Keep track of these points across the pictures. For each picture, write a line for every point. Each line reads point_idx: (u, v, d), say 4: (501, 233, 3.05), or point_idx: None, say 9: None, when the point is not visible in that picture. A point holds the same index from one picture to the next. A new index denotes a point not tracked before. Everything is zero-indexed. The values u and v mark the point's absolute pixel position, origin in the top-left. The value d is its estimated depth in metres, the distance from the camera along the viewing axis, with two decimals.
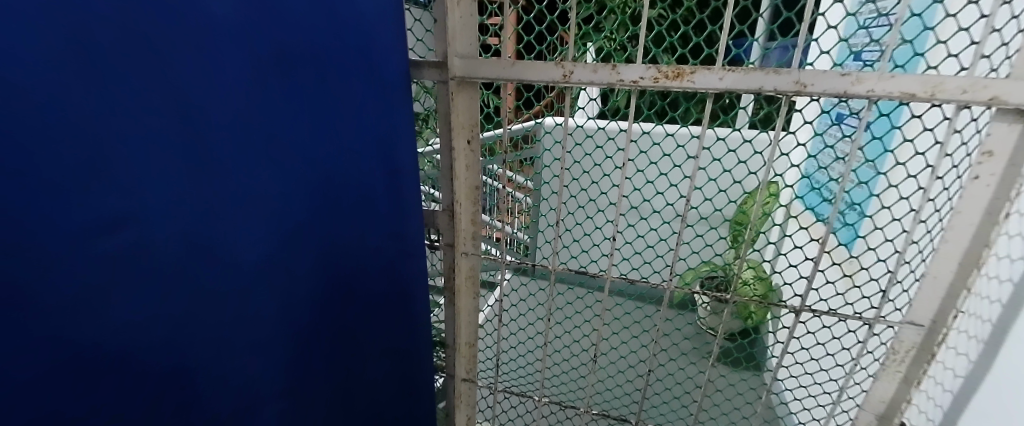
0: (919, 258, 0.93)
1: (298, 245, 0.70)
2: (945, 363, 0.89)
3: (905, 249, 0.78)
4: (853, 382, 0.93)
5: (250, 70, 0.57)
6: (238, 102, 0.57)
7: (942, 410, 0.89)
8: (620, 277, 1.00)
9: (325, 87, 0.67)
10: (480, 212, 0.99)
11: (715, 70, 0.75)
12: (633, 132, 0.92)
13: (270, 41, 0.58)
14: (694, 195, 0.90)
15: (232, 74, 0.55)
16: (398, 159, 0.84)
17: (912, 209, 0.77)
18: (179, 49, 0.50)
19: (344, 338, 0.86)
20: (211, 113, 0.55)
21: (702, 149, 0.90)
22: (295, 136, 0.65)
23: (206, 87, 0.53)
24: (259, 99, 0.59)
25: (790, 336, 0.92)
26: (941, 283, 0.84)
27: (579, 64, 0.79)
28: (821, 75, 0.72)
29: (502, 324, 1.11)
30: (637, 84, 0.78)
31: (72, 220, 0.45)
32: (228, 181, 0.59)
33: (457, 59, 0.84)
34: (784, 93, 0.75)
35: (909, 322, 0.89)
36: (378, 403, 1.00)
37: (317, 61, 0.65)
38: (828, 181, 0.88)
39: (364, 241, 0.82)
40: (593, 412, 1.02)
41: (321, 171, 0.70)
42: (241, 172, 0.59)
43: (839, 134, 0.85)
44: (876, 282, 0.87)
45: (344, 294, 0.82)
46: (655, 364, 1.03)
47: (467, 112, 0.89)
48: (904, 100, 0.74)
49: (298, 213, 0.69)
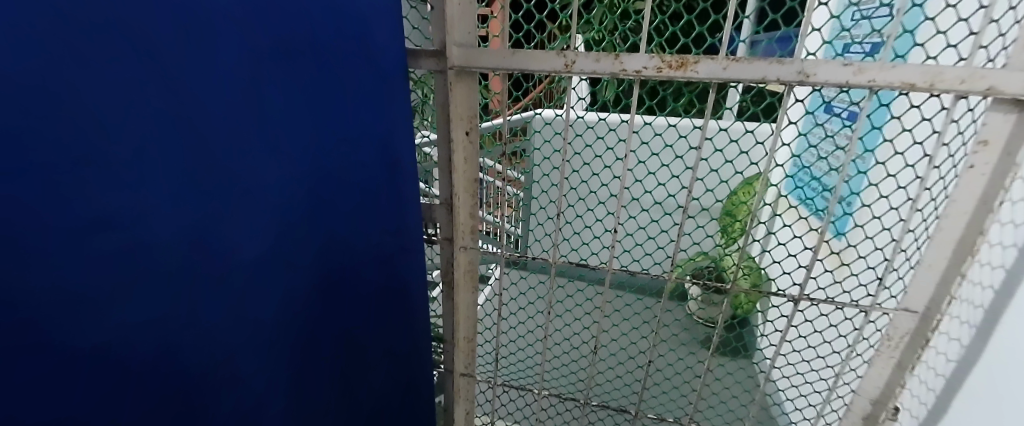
0: (915, 247, 0.94)
1: (294, 240, 0.68)
2: (938, 348, 0.90)
3: (903, 237, 0.79)
4: (850, 369, 0.94)
5: (243, 59, 0.54)
6: (233, 91, 0.54)
7: (935, 394, 0.90)
8: (621, 269, 0.99)
9: (321, 76, 0.65)
10: (479, 205, 0.98)
11: (718, 60, 0.74)
12: (636, 124, 0.89)
13: (265, 28, 0.56)
14: (695, 187, 0.89)
15: (225, 63, 0.53)
16: (396, 152, 0.82)
17: (909, 198, 0.78)
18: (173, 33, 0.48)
19: (344, 335, 0.85)
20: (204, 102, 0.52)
21: (705, 139, 0.87)
22: (291, 128, 0.62)
23: (196, 72, 0.50)
24: (253, 89, 0.56)
25: (789, 325, 0.92)
26: (937, 270, 0.85)
27: (581, 54, 0.78)
28: (825, 65, 0.72)
29: (502, 317, 1.10)
30: (640, 74, 0.77)
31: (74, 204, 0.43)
32: (223, 174, 0.56)
33: (455, 48, 0.82)
34: (788, 84, 0.75)
35: (904, 309, 0.90)
36: (378, 401, 0.99)
37: (314, 50, 0.63)
38: (827, 172, 0.88)
39: (362, 236, 0.80)
40: (593, 404, 1.02)
41: (318, 164, 0.68)
42: (236, 165, 0.57)
43: (838, 125, 0.85)
44: (873, 270, 0.88)
45: (343, 290, 0.81)
46: (655, 355, 1.03)
47: (466, 102, 0.87)
48: (905, 90, 0.74)
49: (295, 207, 0.66)
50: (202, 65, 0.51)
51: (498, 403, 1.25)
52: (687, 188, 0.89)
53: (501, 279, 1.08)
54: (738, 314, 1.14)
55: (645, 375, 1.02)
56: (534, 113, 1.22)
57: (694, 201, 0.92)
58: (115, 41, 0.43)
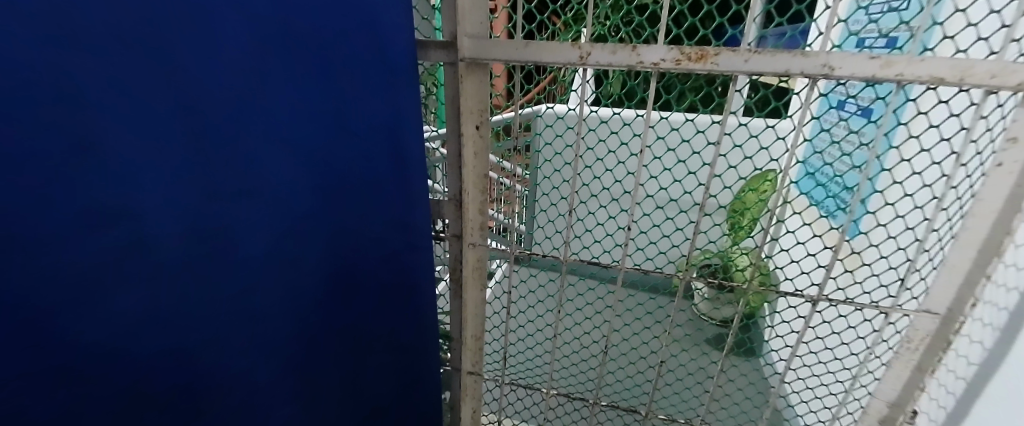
0: (939, 247, 0.91)
1: (301, 234, 0.66)
2: (959, 350, 0.88)
3: (927, 237, 0.76)
4: (868, 373, 0.92)
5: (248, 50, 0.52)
6: (239, 85, 0.52)
7: (955, 398, 0.88)
8: (634, 268, 0.96)
9: (326, 64, 0.62)
10: (489, 201, 0.95)
11: (741, 52, 0.71)
12: (653, 118, 0.84)
13: (273, 18, 0.53)
14: (712, 184, 0.86)
15: (230, 51, 0.50)
16: (406, 148, 0.80)
17: (935, 197, 0.75)
18: (178, 28, 0.46)
19: (350, 334, 0.83)
20: (209, 99, 0.50)
21: (724, 134, 0.82)
22: (299, 122, 0.60)
23: (202, 68, 0.48)
24: (260, 78, 0.54)
25: (807, 326, 0.90)
26: (960, 271, 0.82)
27: (597, 45, 0.75)
28: (852, 58, 0.69)
29: (511, 317, 1.08)
30: (657, 67, 0.74)
31: (71, 199, 0.41)
32: (232, 175, 0.54)
33: (466, 39, 0.79)
34: (812, 78, 0.72)
35: (925, 311, 0.88)
36: (386, 399, 0.98)
37: (324, 40, 0.61)
38: (850, 170, 0.85)
39: (369, 234, 0.78)
40: (603, 404, 1.00)
41: (326, 157, 0.66)
42: (246, 163, 0.55)
43: (861, 122, 0.82)
44: (894, 271, 0.85)
45: (349, 287, 0.79)
46: (667, 355, 1.01)
47: (476, 96, 0.84)
48: (933, 84, 0.71)
49: (302, 203, 0.65)
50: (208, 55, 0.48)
51: (506, 402, 1.23)
52: (704, 186, 0.86)
53: (509, 277, 1.06)
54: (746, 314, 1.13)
55: (657, 375, 1.00)
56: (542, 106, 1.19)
57: (711, 198, 0.89)
58: (122, 35, 0.42)
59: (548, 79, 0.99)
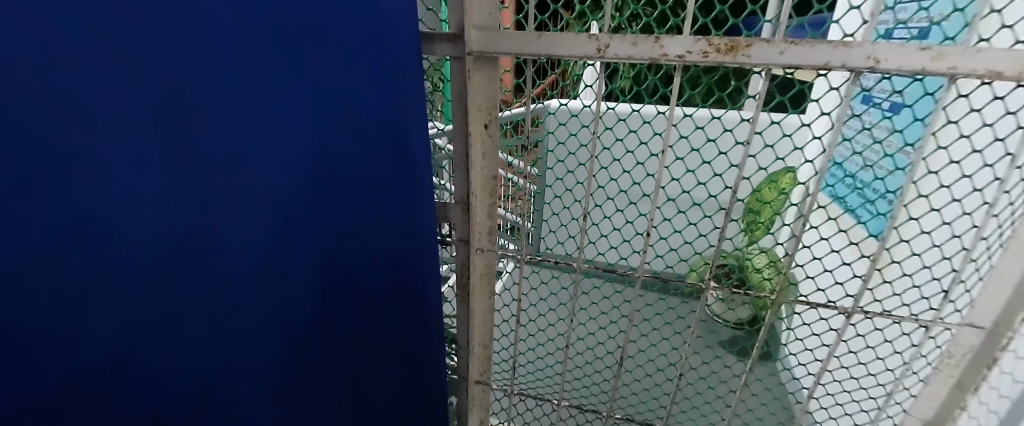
0: (987, 256, 0.83)
1: (300, 245, 0.60)
2: (1004, 367, 0.79)
3: (976, 246, 0.69)
4: (903, 389, 0.86)
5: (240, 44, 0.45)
6: (238, 80, 0.46)
7: (998, 417, 0.79)
8: (654, 275, 0.90)
9: (320, 59, 0.56)
10: (498, 204, 0.90)
11: (776, 43, 0.64)
12: (677, 115, 0.76)
13: (261, 7, 0.47)
14: (740, 187, 0.79)
15: (220, 49, 0.44)
16: (410, 146, 0.75)
17: (987, 202, 0.68)
18: (165, 24, 0.39)
19: (352, 347, 0.78)
20: (203, 103, 0.43)
21: (755, 133, 0.72)
22: (295, 124, 0.54)
23: (198, 64, 0.42)
24: (255, 79, 0.48)
25: (840, 339, 0.83)
26: (1010, 282, 0.75)
27: (615, 37, 0.69)
28: (900, 49, 0.63)
29: (521, 325, 1.02)
30: (682, 60, 0.67)
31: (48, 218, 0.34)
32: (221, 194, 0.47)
33: (474, 31, 0.73)
34: (853, 72, 0.66)
35: (969, 324, 0.80)
36: (393, 409, 0.94)
37: (322, 32, 0.55)
38: (887, 173, 0.78)
39: (369, 240, 0.73)
40: (617, 418, 0.95)
41: (326, 161, 0.61)
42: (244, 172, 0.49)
43: (903, 121, 0.75)
44: (937, 283, 0.78)
45: (351, 297, 0.74)
46: (687, 368, 0.95)
47: (485, 92, 0.79)
48: (990, 79, 0.63)
49: (299, 213, 0.58)
50: (199, 63, 0.42)
51: (515, 411, 1.18)
52: (732, 188, 0.79)
53: (518, 284, 1.00)
54: (753, 315, 1.10)
55: (676, 388, 0.94)
56: (552, 101, 1.13)
57: (737, 202, 0.82)
58: (126, 27, 0.37)
59: (560, 74, 0.93)
